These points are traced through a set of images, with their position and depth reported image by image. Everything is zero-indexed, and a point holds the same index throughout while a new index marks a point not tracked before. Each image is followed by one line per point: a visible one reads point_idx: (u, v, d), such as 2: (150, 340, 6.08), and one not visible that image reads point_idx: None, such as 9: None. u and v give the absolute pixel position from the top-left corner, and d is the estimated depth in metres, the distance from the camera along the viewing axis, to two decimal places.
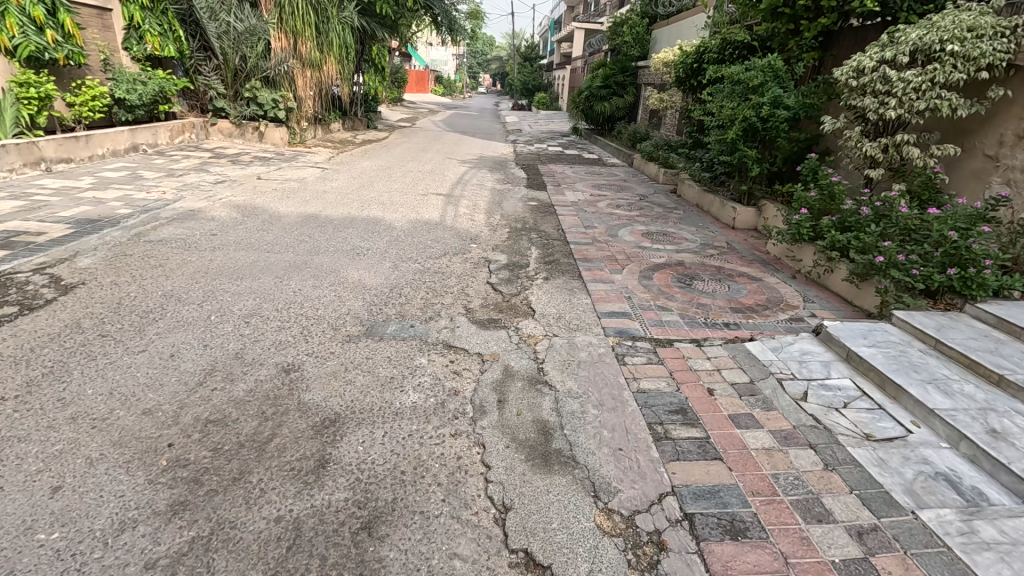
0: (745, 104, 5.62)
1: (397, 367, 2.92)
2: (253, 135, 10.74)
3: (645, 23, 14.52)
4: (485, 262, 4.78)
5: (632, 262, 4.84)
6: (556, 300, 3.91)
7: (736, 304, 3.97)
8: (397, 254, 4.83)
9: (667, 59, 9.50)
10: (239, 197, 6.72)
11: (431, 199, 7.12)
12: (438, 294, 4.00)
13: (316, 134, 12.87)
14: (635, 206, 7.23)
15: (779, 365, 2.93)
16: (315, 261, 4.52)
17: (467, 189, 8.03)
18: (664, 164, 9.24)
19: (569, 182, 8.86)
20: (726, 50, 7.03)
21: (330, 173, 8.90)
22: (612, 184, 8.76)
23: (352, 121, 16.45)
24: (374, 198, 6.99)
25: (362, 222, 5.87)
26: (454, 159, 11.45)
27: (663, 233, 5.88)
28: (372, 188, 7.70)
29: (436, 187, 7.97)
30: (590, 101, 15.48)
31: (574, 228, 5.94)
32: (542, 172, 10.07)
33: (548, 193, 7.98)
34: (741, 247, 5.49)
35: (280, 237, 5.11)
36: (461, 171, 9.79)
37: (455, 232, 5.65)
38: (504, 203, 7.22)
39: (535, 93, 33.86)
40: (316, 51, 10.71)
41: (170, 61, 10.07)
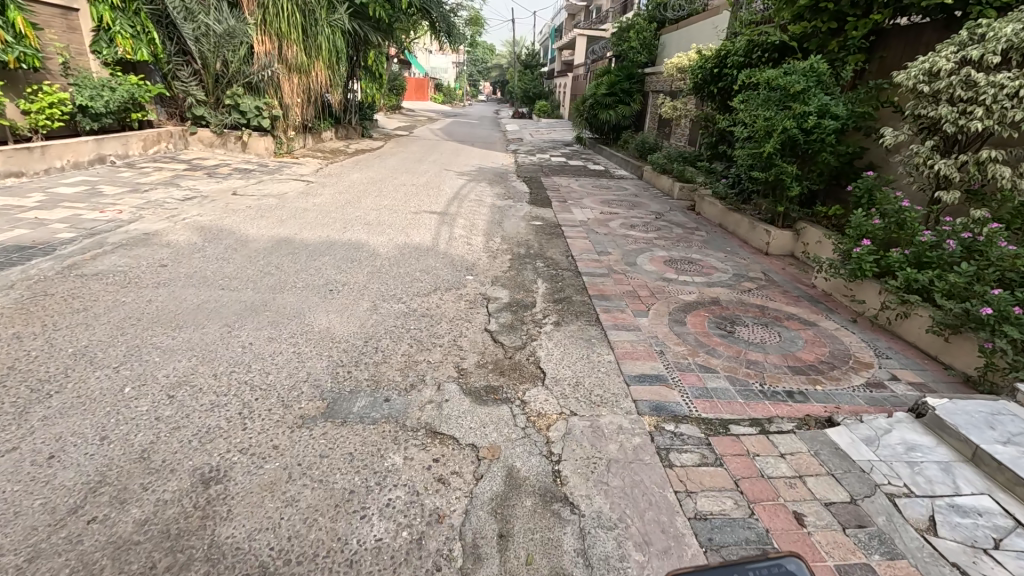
0: (783, 113, 4.86)
1: (360, 473, 2.14)
2: (236, 145, 10.02)
3: (653, 28, 13.85)
4: (483, 300, 4.01)
5: (658, 300, 4.07)
6: (571, 359, 3.14)
7: (794, 361, 3.19)
8: (377, 291, 4.07)
9: (682, 64, 8.78)
10: (206, 216, 5.96)
11: (424, 219, 6.36)
12: (423, 348, 3.23)
13: (305, 143, 12.16)
14: (651, 227, 6.47)
15: (884, 470, 2.14)
16: (277, 302, 3.74)
17: (463, 206, 7.28)
18: (679, 178, 8.51)
19: (575, 197, 8.11)
20: (754, 53, 6.30)
21: (315, 187, 8.17)
22: (622, 200, 8.01)
23: (345, 130, 15.76)
24: (358, 217, 6.23)
25: (340, 247, 5.11)
26: (451, 171, 10.71)
27: (688, 261, 5.12)
28: (358, 205, 6.95)
29: (429, 204, 7.21)
30: (594, 109, 14.79)
31: (585, 254, 5.18)
32: (546, 185, 9.32)
33: (553, 210, 7.22)
34: (781, 279, 4.72)
35: (240, 268, 4.35)
36: (458, 185, 9.05)
37: (448, 260, 4.88)
38: (504, 223, 6.47)
39: (535, 101, 33.20)
40: (304, 55, 10.00)
41: (145, 65, 9.35)
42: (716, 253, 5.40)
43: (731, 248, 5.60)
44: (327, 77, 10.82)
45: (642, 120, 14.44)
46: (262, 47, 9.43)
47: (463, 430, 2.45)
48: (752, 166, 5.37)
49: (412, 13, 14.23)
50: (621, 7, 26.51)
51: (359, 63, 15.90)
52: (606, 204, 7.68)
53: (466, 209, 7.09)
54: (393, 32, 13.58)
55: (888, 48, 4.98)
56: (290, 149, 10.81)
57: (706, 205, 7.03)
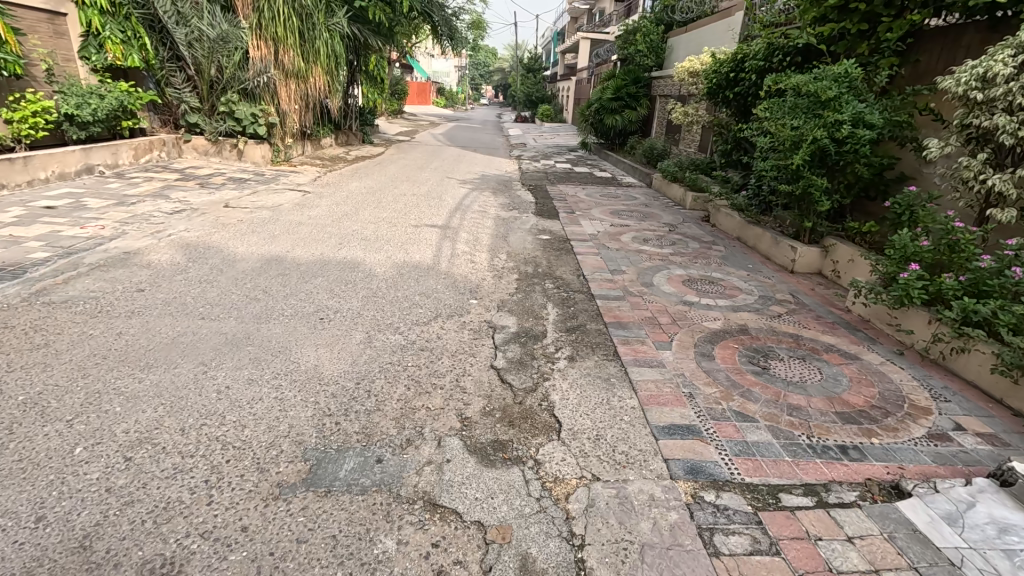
0: (813, 121, 4.49)
1: (344, 565, 1.78)
2: (231, 153, 9.71)
3: (660, 31, 13.51)
4: (488, 330, 3.65)
5: (681, 329, 3.70)
6: (590, 404, 2.78)
7: (842, 406, 2.82)
8: (372, 319, 3.71)
9: (694, 69, 8.43)
10: (193, 232, 5.62)
11: (424, 233, 6.01)
12: (422, 391, 2.87)
13: (303, 150, 11.85)
14: (665, 240, 6.11)
15: (979, 563, 1.77)
16: (261, 334, 3.39)
17: (466, 218, 6.92)
18: (691, 187, 8.15)
19: (583, 208, 7.75)
20: (774, 56, 5.95)
21: (311, 198, 7.84)
22: (632, 211, 7.64)
23: (345, 136, 15.46)
24: (354, 232, 5.89)
25: (334, 267, 4.75)
26: (453, 179, 10.36)
27: (708, 281, 4.75)
28: (355, 218, 6.60)
29: (429, 216, 6.86)
30: (600, 114, 14.45)
31: (597, 273, 4.82)
32: (552, 194, 8.97)
33: (560, 222, 6.86)
34: (812, 302, 4.35)
35: (224, 293, 4.00)
36: (460, 195, 8.70)
37: (450, 282, 4.52)
38: (509, 237, 6.11)
39: (538, 105, 32.86)
40: (302, 61, 9.69)
41: (138, 71, 9.05)
42: (737, 272, 5.04)
43: (753, 265, 5.24)
44: (326, 83, 10.52)
45: (649, 125, 14.10)
46: (258, 53, 9.12)
47: (468, 502, 2.09)
48: (777, 177, 5.01)
49: (413, 17, 13.92)
50: (626, 10, 26.23)
51: (360, 68, 15.59)
52: (616, 216, 7.32)
53: (468, 222, 6.73)
54: (394, 36, 13.27)
55: (924, 51, 4.62)
56: (287, 157, 10.48)
57: (722, 217, 6.67)
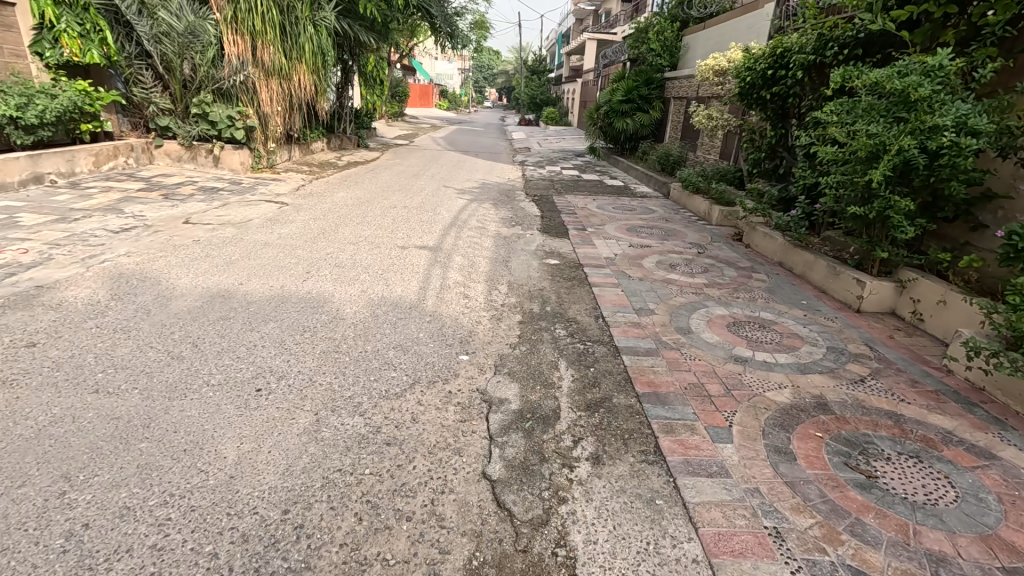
0: (895, 127, 3.55)
1: None
2: (207, 159, 8.84)
3: (675, 27, 12.50)
4: (481, 406, 2.73)
5: (740, 406, 2.76)
6: (629, 554, 1.85)
7: (1009, 557, 1.88)
8: (327, 391, 2.78)
9: (721, 67, 7.47)
10: (135, 256, 4.73)
11: (410, 258, 5.10)
12: (379, 527, 1.95)
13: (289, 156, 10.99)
14: (696, 267, 5.17)
15: None
16: (167, 419, 2.46)
17: (460, 237, 6.00)
18: (718, 200, 7.20)
19: (595, 224, 6.83)
20: (828, 48, 4.99)
21: (288, 211, 6.94)
22: (652, 228, 6.71)
23: (338, 140, 14.63)
24: (327, 258, 4.98)
25: (294, 306, 3.84)
26: (451, 188, 9.44)
27: (760, 326, 3.81)
28: (333, 238, 5.69)
29: (419, 235, 5.95)
30: (609, 117, 13.54)
31: (619, 315, 3.89)
32: (559, 206, 8.03)
33: (570, 243, 5.93)
34: (897, 356, 3.42)
35: (139, 348, 3.08)
36: (457, 207, 7.78)
37: (435, 328, 3.60)
38: (511, 262, 5.18)
39: (543, 108, 32.02)
40: (283, 58, 8.81)
41: (102, 69, 8.17)
42: (791, 312, 4.11)
43: (809, 302, 4.31)
44: (311, 84, 9.64)
45: (662, 130, 13.15)
46: (234, 49, 8.23)
47: None
48: (841, 196, 4.07)
49: (410, 12, 12.99)
50: (633, 10, 25.33)
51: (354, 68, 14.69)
52: (634, 234, 6.39)
53: (464, 242, 5.81)
54: (389, 33, 12.35)
55: None
56: (270, 163, 9.61)
57: (760, 238, 5.75)
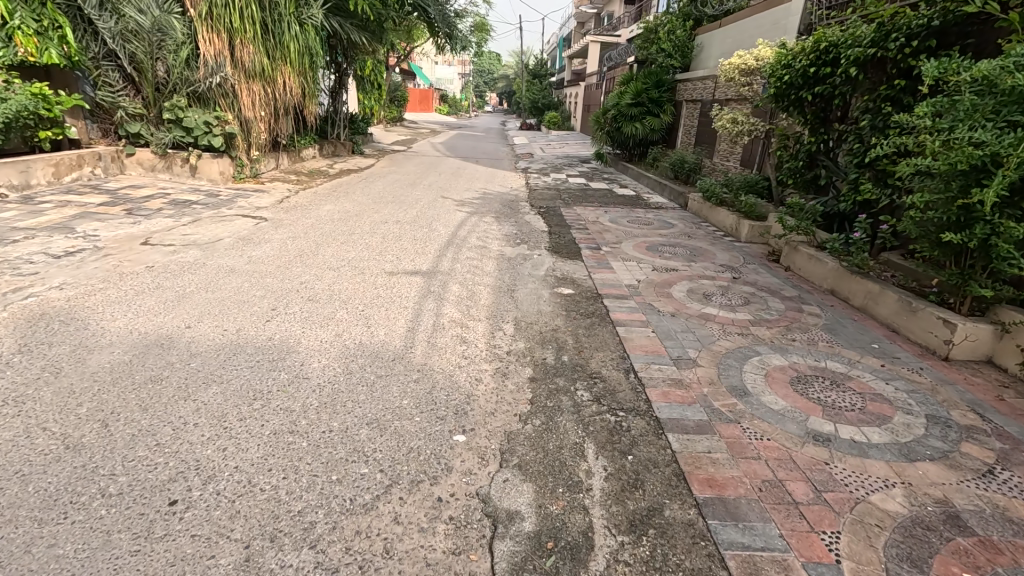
0: (1007, 134, 2.80)
1: None
2: (183, 169, 8.12)
3: (688, 26, 11.73)
4: (482, 526, 1.96)
5: (843, 523, 1.99)
6: None
7: None
8: (269, 503, 2.00)
9: (749, 66, 6.71)
10: (68, 289, 3.95)
11: (398, 288, 4.34)
12: None
13: (276, 164, 10.27)
14: (735, 297, 4.41)
15: None
16: (23, 566, 1.68)
17: (458, 260, 5.24)
18: (747, 215, 6.44)
19: (611, 242, 6.06)
20: (891, 40, 4.23)
21: (266, 228, 6.19)
22: (675, 247, 5.95)
23: (331, 146, 13.92)
24: (301, 289, 4.21)
25: (248, 358, 3.06)
26: (449, 199, 8.69)
27: (831, 383, 3.05)
28: (312, 262, 4.93)
29: (412, 258, 5.19)
30: (617, 121, 12.82)
31: (655, 369, 3.12)
32: (568, 220, 7.26)
33: (584, 266, 5.16)
34: (1020, 429, 2.65)
35: (26, 433, 2.30)
36: (455, 221, 7.02)
37: (424, 392, 2.82)
38: (517, 292, 4.41)
39: (544, 112, 31.37)
40: (264, 57, 8.09)
41: (66, 71, 7.42)
42: (864, 361, 3.34)
43: (881, 346, 3.54)
44: (297, 86, 8.93)
45: (673, 135, 12.43)
46: (209, 47, 7.53)
47: None
48: (925, 218, 3.31)
49: (406, 11, 12.27)
50: (637, 12, 24.65)
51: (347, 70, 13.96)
52: (655, 254, 5.62)
53: (463, 266, 5.05)
54: (383, 32, 11.63)
55: None
56: (254, 173, 8.90)
57: (804, 260, 4.99)
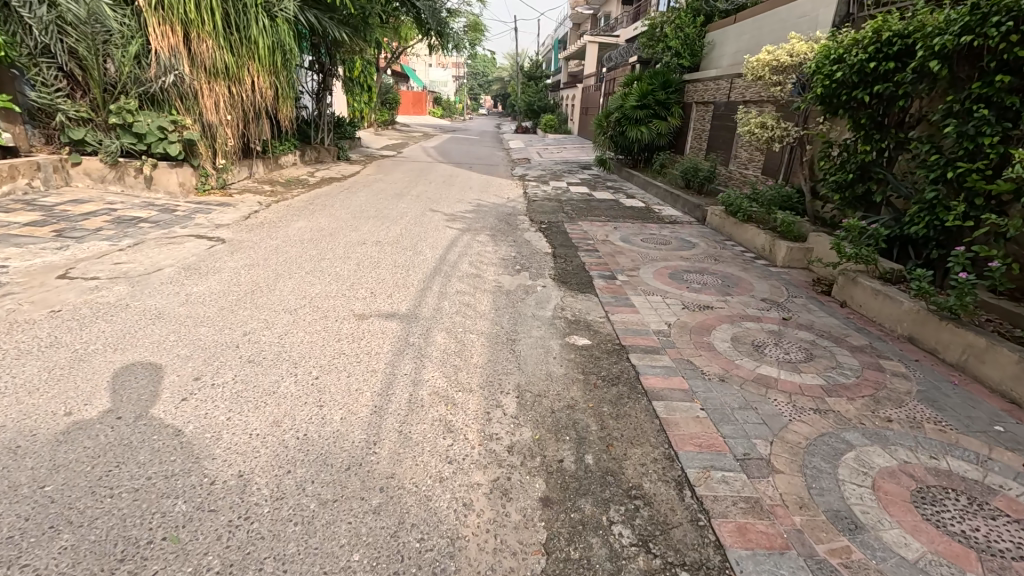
0: None
1: None
2: (137, 180, 7.20)
3: (698, 21, 10.84)
4: None
5: None
6: None
7: None
8: None
9: (784, 63, 5.81)
10: None
11: (368, 342, 3.43)
12: None
13: (248, 172, 9.35)
14: (794, 349, 3.51)
15: None
16: None
17: (445, 296, 4.31)
18: (783, 235, 5.56)
19: (626, 269, 5.16)
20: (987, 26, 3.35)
21: (220, 252, 5.25)
22: (703, 275, 5.05)
23: (313, 152, 12.98)
24: (242, 345, 3.29)
25: (135, 472, 2.13)
26: (439, 213, 7.78)
27: (968, 499, 2.16)
28: (265, 303, 4.00)
29: (390, 295, 4.26)
30: (621, 124, 11.96)
31: (719, 482, 2.20)
32: (574, 239, 6.34)
33: (599, 304, 4.25)
34: None
35: None
36: (445, 241, 6.10)
37: (387, 536, 1.89)
38: (519, 343, 3.49)
39: (540, 116, 30.54)
40: (226, 54, 7.16)
41: (0, 70, 6.42)
42: (996, 457, 2.45)
43: (1008, 430, 2.66)
44: (268, 86, 8.02)
45: (681, 140, 11.58)
46: (162, 40, 6.58)
47: None
48: None
49: (391, 6, 11.31)
50: (636, 13, 23.86)
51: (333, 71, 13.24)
52: (682, 285, 4.73)
53: (450, 305, 4.13)
54: (368, 29, 10.75)
55: None
56: (219, 183, 7.99)
57: (866, 296, 4.10)
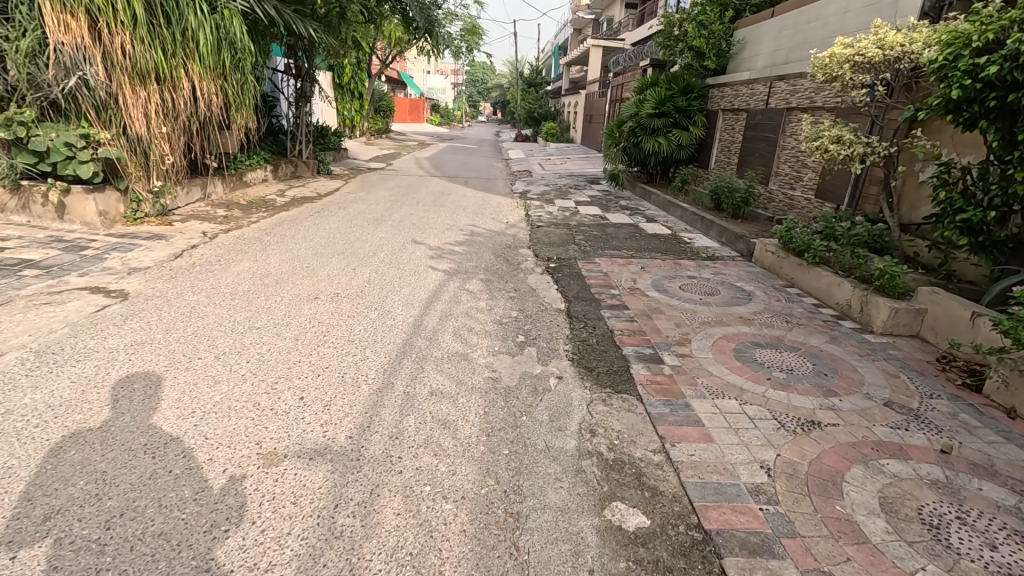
0: None
1: None
2: (44, 208, 5.78)
3: (727, 17, 9.43)
4: None
5: None
6: None
7: None
8: None
9: (871, 59, 4.47)
10: None
11: (267, 525, 1.99)
12: None
13: (198, 194, 7.91)
14: (999, 533, 2.05)
15: None
16: None
17: (412, 406, 2.85)
18: (881, 289, 4.11)
19: (673, 343, 3.69)
20: None
21: (108, 319, 3.79)
22: (782, 354, 3.59)
23: (288, 166, 11.58)
24: (23, 557, 1.80)
25: None
26: (423, 245, 6.34)
27: None
28: (120, 431, 2.52)
29: (327, 406, 2.81)
30: (634, 135, 10.59)
31: None
32: (593, 288, 4.88)
33: (648, 418, 2.78)
34: None
35: None
36: (425, 293, 4.66)
37: None
38: (525, 527, 2.03)
39: (541, 123, 29.28)
40: (152, 51, 5.72)
41: None
42: None
43: None
44: (215, 92, 6.63)
45: (703, 153, 10.21)
46: (61, 32, 5.16)
47: None
48: None
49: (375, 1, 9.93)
50: (641, 16, 22.68)
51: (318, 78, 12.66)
52: (760, 377, 3.26)
53: (417, 426, 2.67)
54: (336, 29, 9.48)
55: None
56: (153, 210, 6.53)
57: None
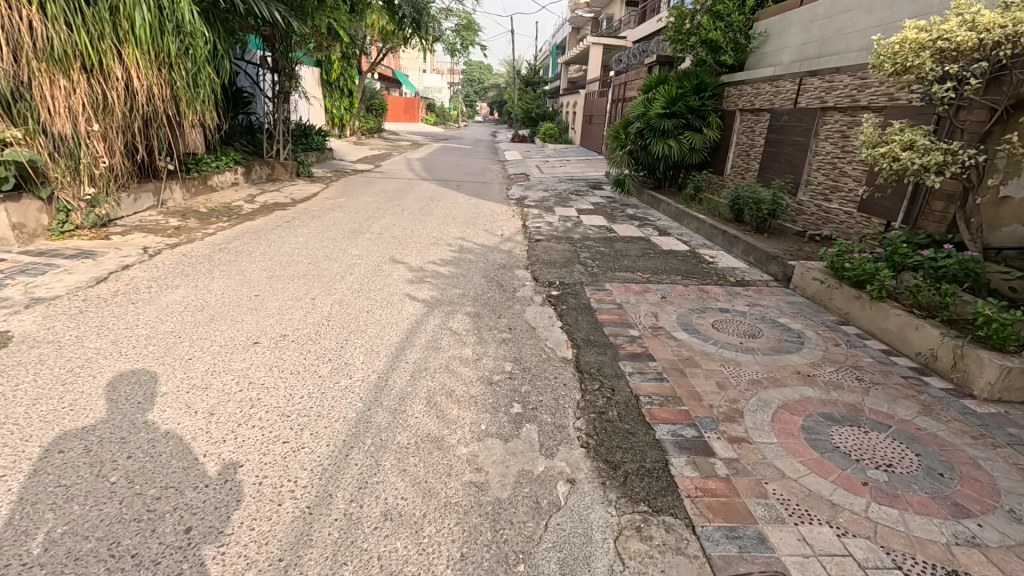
0: None
1: None
2: None
3: (748, 7, 8.50)
4: None
5: None
6: None
7: None
8: None
9: (959, 45, 3.58)
10: None
11: None
12: None
13: (147, 200, 6.96)
14: None
15: None
16: None
17: (351, 546, 1.90)
18: (981, 340, 3.20)
19: (721, 419, 2.75)
20: None
21: None
22: (869, 437, 2.66)
23: (262, 168, 10.60)
24: None
25: None
26: (403, 266, 5.39)
27: None
28: None
29: (221, 549, 1.85)
30: (642, 137, 9.67)
31: None
32: (607, 327, 3.94)
33: (709, 567, 1.84)
34: None
35: None
36: (397, 336, 3.71)
37: None
38: None
39: (539, 125, 28.37)
40: (71, 32, 4.77)
41: None
42: None
43: None
44: (159, 84, 5.66)
45: (718, 157, 9.30)
46: None
47: None
48: None
49: None
50: (643, 14, 21.85)
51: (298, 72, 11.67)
52: (851, 479, 2.32)
53: None
54: (309, 16, 8.59)
55: None
56: (83, 220, 5.59)
57: None
